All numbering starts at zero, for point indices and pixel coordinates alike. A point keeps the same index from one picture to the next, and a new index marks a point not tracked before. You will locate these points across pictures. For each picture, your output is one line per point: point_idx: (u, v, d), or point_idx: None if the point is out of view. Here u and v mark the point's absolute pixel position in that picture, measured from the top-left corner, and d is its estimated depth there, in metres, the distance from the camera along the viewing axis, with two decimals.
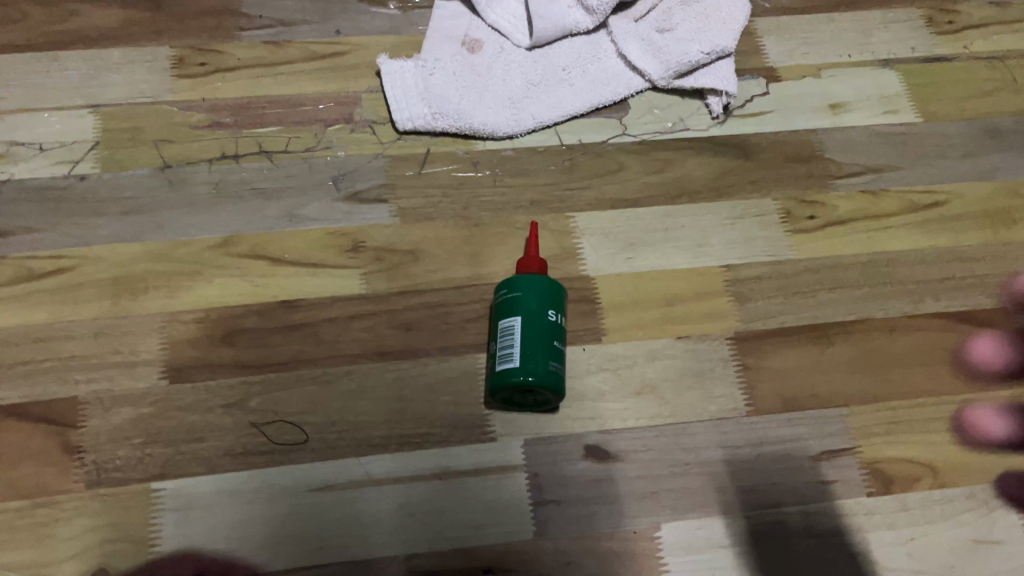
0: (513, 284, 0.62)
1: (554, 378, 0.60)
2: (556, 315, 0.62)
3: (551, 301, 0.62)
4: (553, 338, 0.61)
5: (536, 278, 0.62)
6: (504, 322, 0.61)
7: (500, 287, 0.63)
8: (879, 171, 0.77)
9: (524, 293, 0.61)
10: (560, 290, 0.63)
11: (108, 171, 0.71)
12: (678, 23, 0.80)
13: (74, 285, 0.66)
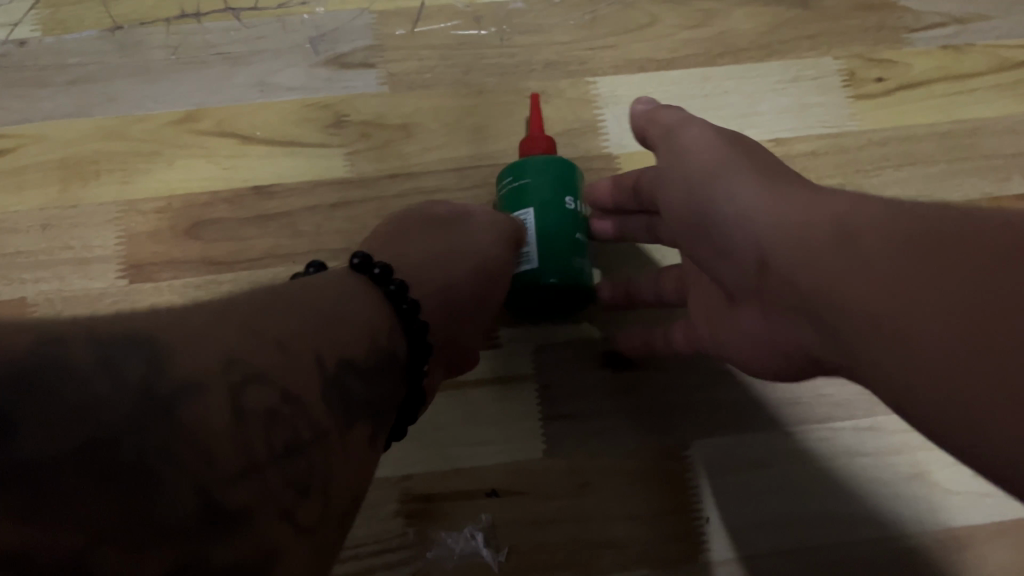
0: (520, 171, 0.51)
1: (580, 276, 0.51)
2: (575, 202, 0.52)
3: (567, 184, 0.51)
4: (575, 229, 0.51)
5: (546, 161, 0.51)
6: (515, 215, 0.51)
7: (505, 175, 0.53)
8: (966, 22, 0.64)
9: (534, 178, 0.51)
10: (575, 171, 0.52)
11: (49, 32, 0.61)
12: None
13: (18, 168, 0.58)
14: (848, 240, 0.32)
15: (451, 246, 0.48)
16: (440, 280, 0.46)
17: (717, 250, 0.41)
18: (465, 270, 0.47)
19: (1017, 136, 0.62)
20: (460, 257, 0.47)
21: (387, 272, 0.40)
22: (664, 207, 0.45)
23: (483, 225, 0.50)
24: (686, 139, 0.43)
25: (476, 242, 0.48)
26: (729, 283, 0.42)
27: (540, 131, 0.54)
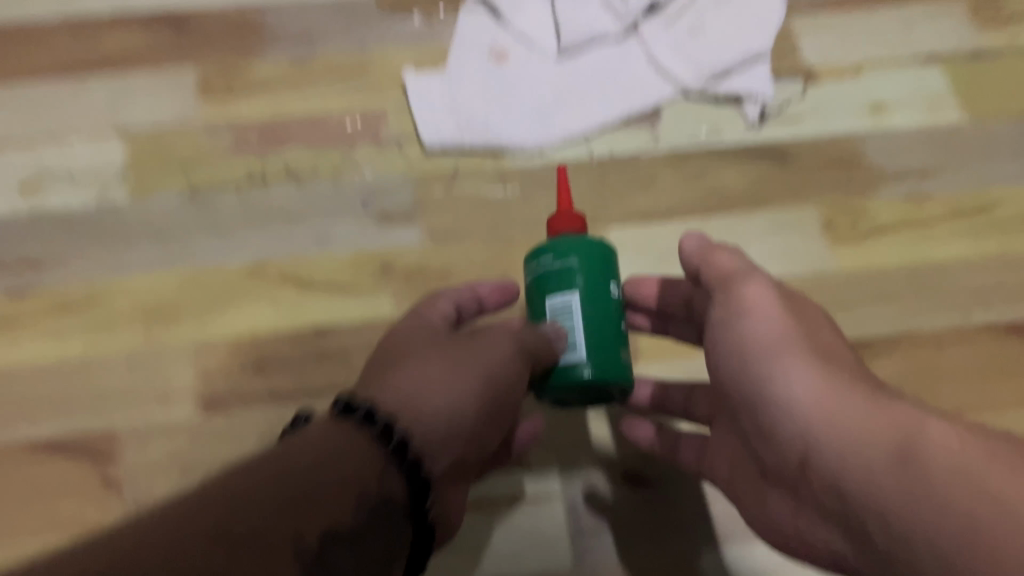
0: (564, 251, 0.53)
1: (618, 368, 0.53)
2: (614, 288, 0.54)
3: (609, 270, 0.54)
4: (616, 318, 0.54)
5: (591, 245, 0.53)
6: (556, 299, 0.53)
7: (542, 255, 0.54)
8: (924, 174, 0.75)
9: (580, 264, 0.53)
10: (613, 256, 0.55)
11: (138, 198, 0.71)
12: (711, 24, 0.79)
13: (108, 314, 0.67)
14: (911, 464, 0.40)
15: (463, 363, 0.51)
16: (447, 405, 0.48)
17: (767, 427, 0.48)
18: (473, 392, 0.50)
19: (976, 273, 0.71)
20: (469, 377, 0.50)
21: (373, 414, 0.45)
22: (719, 372, 0.51)
23: (500, 341, 0.52)
24: (751, 297, 0.50)
25: (485, 361, 0.51)
26: (773, 461, 0.49)
27: (569, 209, 0.56)
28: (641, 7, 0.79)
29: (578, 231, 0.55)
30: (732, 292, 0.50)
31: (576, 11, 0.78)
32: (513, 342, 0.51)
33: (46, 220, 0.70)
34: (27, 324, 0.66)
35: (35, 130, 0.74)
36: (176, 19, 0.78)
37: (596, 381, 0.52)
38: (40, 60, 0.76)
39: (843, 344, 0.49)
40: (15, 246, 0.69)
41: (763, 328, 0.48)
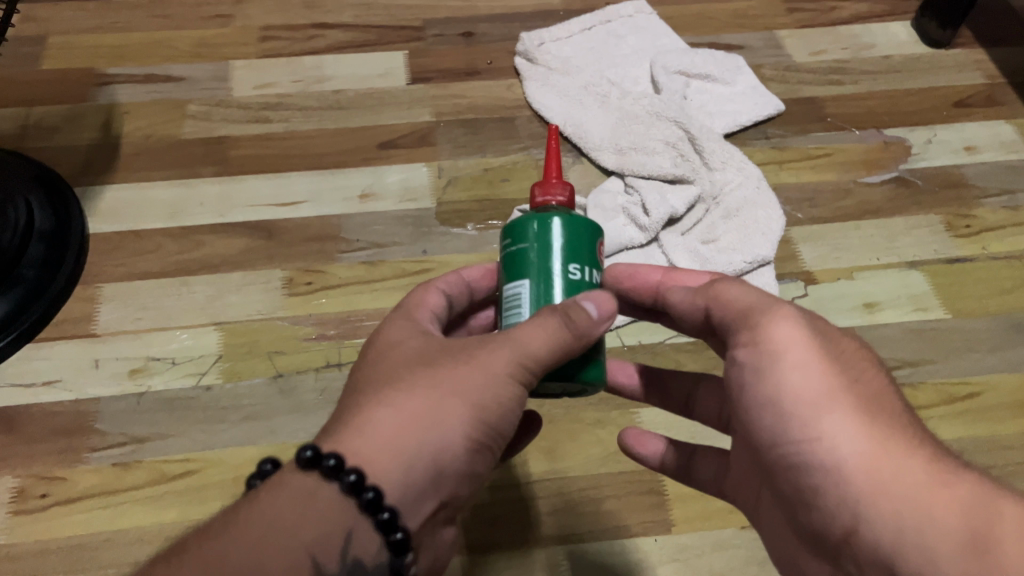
0: (523, 231, 0.51)
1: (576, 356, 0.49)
2: (580, 271, 0.51)
3: (574, 252, 0.51)
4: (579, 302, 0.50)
5: (553, 223, 0.51)
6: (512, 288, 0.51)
7: (507, 236, 0.52)
8: (915, 364, 0.86)
9: (535, 244, 0.51)
10: (590, 231, 0.52)
11: (229, 381, 0.83)
12: (720, 235, 0.94)
13: (200, 484, 0.77)
14: (979, 553, 0.41)
15: (451, 396, 0.46)
16: (432, 448, 0.45)
17: (814, 490, 0.48)
18: (459, 429, 0.46)
19: (970, 453, 0.80)
20: (458, 410, 0.46)
21: (341, 466, 0.42)
22: (755, 423, 0.52)
23: (494, 360, 0.47)
24: (780, 341, 0.50)
25: (474, 391, 0.47)
26: (815, 524, 0.49)
27: (558, 180, 0.54)
28: (661, 220, 0.92)
29: (562, 207, 0.54)
30: (769, 340, 0.50)
31: (605, 224, 0.93)
32: (520, 342, 0.47)
33: (149, 400, 0.81)
34: (132, 491, 0.77)
35: (143, 323, 0.86)
36: (267, 230, 0.93)
37: (555, 384, 0.50)
38: (152, 264, 0.91)
39: (882, 383, 0.49)
40: (123, 422, 0.80)
41: (810, 384, 0.48)
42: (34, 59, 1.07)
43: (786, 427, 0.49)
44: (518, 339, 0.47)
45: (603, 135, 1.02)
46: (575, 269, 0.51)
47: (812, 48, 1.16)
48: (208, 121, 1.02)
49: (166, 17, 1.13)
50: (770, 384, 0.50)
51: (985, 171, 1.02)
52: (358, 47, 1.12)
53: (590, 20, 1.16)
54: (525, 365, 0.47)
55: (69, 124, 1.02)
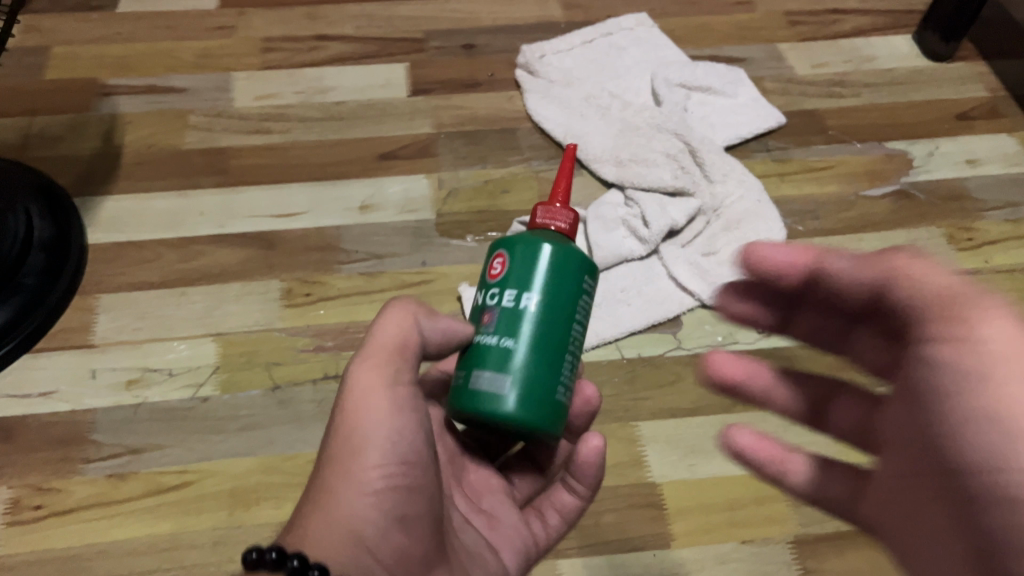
0: (507, 276, 0.51)
1: (539, 411, 0.49)
2: (561, 321, 0.50)
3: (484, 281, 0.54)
4: (552, 355, 0.49)
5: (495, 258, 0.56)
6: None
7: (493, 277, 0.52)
8: None
9: (516, 292, 0.50)
10: (491, 252, 0.53)
11: (227, 392, 0.82)
12: (721, 247, 0.94)
13: (196, 496, 0.77)
14: None
15: (342, 454, 0.49)
16: (345, 511, 0.48)
17: (989, 515, 0.40)
18: (359, 480, 0.49)
19: None
20: (352, 465, 0.49)
21: (283, 555, 0.44)
22: (932, 424, 0.43)
23: (356, 395, 0.50)
24: (996, 335, 0.41)
25: (370, 445, 0.49)
26: (976, 553, 0.41)
27: (562, 204, 0.54)
28: (661, 232, 0.92)
29: (562, 232, 0.53)
30: (971, 330, 0.41)
31: (605, 237, 0.92)
32: (382, 383, 0.50)
33: (147, 411, 0.81)
34: (128, 502, 0.76)
35: (141, 332, 0.86)
36: (267, 240, 0.93)
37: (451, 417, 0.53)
38: (151, 274, 0.90)
39: None
40: (120, 433, 0.80)
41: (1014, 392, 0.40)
42: (37, 70, 1.07)
43: (970, 432, 0.41)
44: (362, 367, 0.51)
45: (603, 147, 1.02)
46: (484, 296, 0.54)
47: (814, 61, 1.16)
48: (210, 132, 1.02)
49: (169, 29, 1.14)
50: (964, 382, 0.41)
51: (987, 184, 1.02)
52: (360, 59, 1.12)
53: (592, 32, 1.16)
54: (382, 381, 0.50)
55: (70, 134, 1.02)
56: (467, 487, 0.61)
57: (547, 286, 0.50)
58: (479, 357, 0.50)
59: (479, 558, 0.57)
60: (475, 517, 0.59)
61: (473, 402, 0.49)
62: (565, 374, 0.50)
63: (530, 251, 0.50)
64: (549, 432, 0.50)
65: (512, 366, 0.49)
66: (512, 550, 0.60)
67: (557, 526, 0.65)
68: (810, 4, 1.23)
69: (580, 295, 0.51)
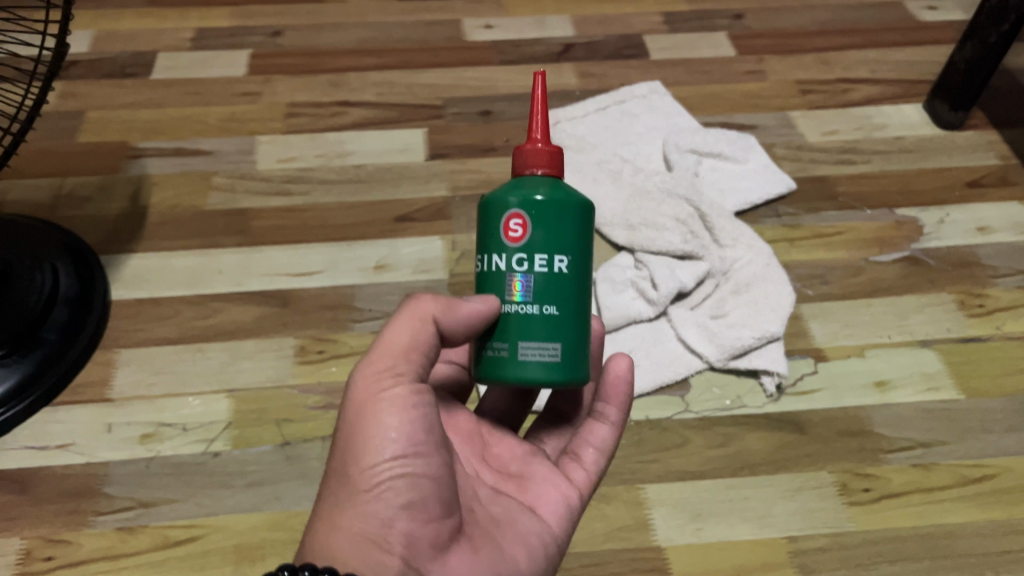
0: (491, 239, 0.53)
1: (546, 366, 0.52)
2: (547, 268, 0.52)
3: (483, 240, 0.54)
4: (544, 307, 0.52)
5: (480, 213, 0.55)
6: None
7: (482, 239, 0.55)
8: (928, 445, 0.85)
9: (502, 253, 0.53)
10: (497, 210, 0.53)
11: (238, 448, 0.84)
12: (729, 310, 0.94)
13: (202, 551, 0.78)
14: None
15: (342, 462, 0.51)
16: (347, 517, 0.49)
17: None
18: (356, 483, 0.50)
19: (982, 539, 0.79)
20: (350, 469, 0.50)
21: (293, 570, 0.46)
22: None
23: (360, 397, 0.51)
24: None
25: (368, 448, 0.50)
26: None
27: (544, 143, 0.55)
28: (669, 294, 0.93)
29: (548, 175, 0.55)
30: None
31: (614, 298, 0.94)
32: (382, 385, 0.51)
33: (158, 465, 0.82)
34: (135, 556, 0.77)
35: (157, 388, 0.88)
36: (283, 299, 0.96)
37: (475, 382, 0.54)
38: (169, 329, 0.93)
39: None
40: (133, 487, 0.81)
41: None
42: (71, 133, 1.12)
43: None
44: (368, 368, 0.52)
45: (613, 210, 1.04)
46: (485, 257, 0.54)
47: (824, 128, 1.18)
48: (233, 193, 1.06)
49: (198, 94, 1.19)
50: None
51: (999, 252, 1.02)
52: (380, 124, 1.16)
53: (605, 100, 1.19)
54: (386, 379, 0.52)
55: (100, 195, 1.06)
56: (489, 456, 0.62)
57: (576, 245, 0.53)
58: (523, 329, 0.52)
59: (515, 523, 0.56)
60: (505, 485, 0.60)
61: (535, 374, 0.52)
62: (555, 325, 0.52)
63: (559, 215, 0.52)
64: (555, 382, 0.53)
65: (558, 332, 0.52)
66: (553, 503, 0.60)
67: (595, 461, 0.65)
68: (821, 73, 1.26)
69: (547, 237, 0.52)
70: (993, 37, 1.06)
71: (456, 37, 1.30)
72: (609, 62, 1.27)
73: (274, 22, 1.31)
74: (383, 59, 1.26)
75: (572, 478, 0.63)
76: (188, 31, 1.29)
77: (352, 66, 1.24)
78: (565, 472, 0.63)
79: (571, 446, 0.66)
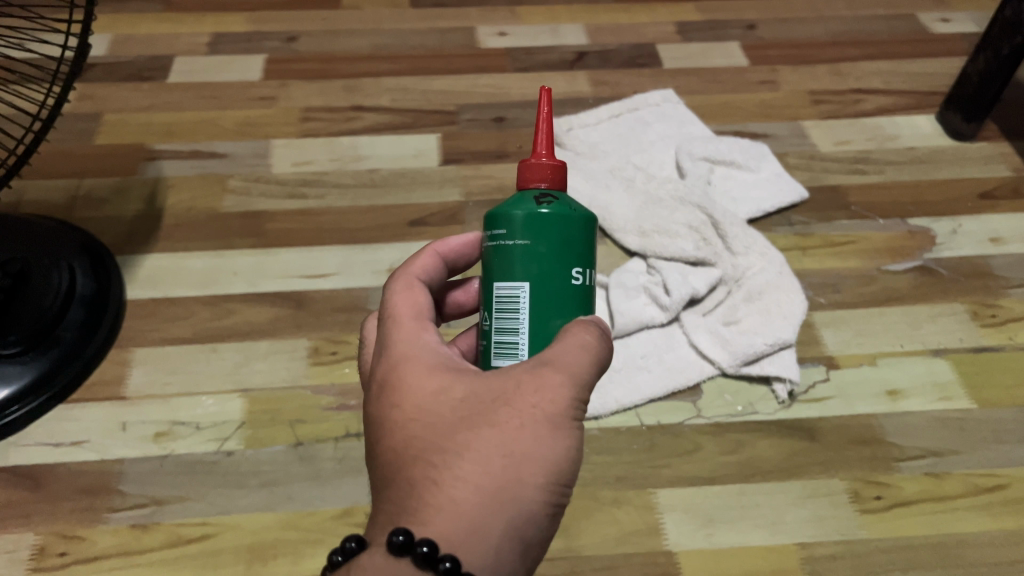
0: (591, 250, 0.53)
1: None
2: None
3: (582, 254, 0.52)
4: None
5: (558, 223, 0.51)
6: (508, 286, 0.52)
7: (579, 253, 0.52)
8: (940, 454, 0.85)
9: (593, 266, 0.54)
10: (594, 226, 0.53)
11: (250, 447, 0.84)
12: (742, 317, 0.95)
13: (215, 549, 0.78)
14: None
15: (519, 463, 0.45)
16: (517, 523, 0.45)
17: None
18: (535, 494, 0.45)
19: (995, 548, 0.79)
20: (536, 479, 0.45)
21: (411, 540, 0.42)
22: None
23: (555, 411, 0.47)
24: None
25: (552, 467, 0.46)
26: None
27: (548, 158, 0.54)
28: (681, 300, 0.94)
29: (551, 188, 0.53)
30: None
31: (627, 303, 0.95)
32: (572, 404, 0.48)
33: (171, 463, 0.83)
34: (148, 553, 0.77)
35: (172, 387, 0.89)
36: (297, 300, 0.96)
37: None
38: (183, 330, 0.93)
39: None
40: (147, 484, 0.81)
41: None
42: (89, 135, 1.13)
43: None
44: (566, 381, 0.47)
45: (627, 216, 1.04)
46: (580, 272, 0.52)
47: (837, 138, 1.18)
48: (248, 196, 1.07)
49: (214, 98, 1.20)
50: None
51: (1011, 262, 1.02)
52: (394, 129, 1.17)
53: (618, 108, 1.20)
54: (576, 404, 0.48)
55: (116, 196, 1.07)
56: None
57: None
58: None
59: None
60: None
61: None
62: None
63: None
64: None
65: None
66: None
67: None
68: (834, 84, 1.26)
69: None
70: (1006, 49, 1.07)
71: (471, 44, 1.31)
72: (623, 71, 1.28)
73: (289, 28, 1.32)
74: (398, 66, 1.27)
75: None
76: (204, 35, 1.30)
77: (367, 72, 1.25)
78: None
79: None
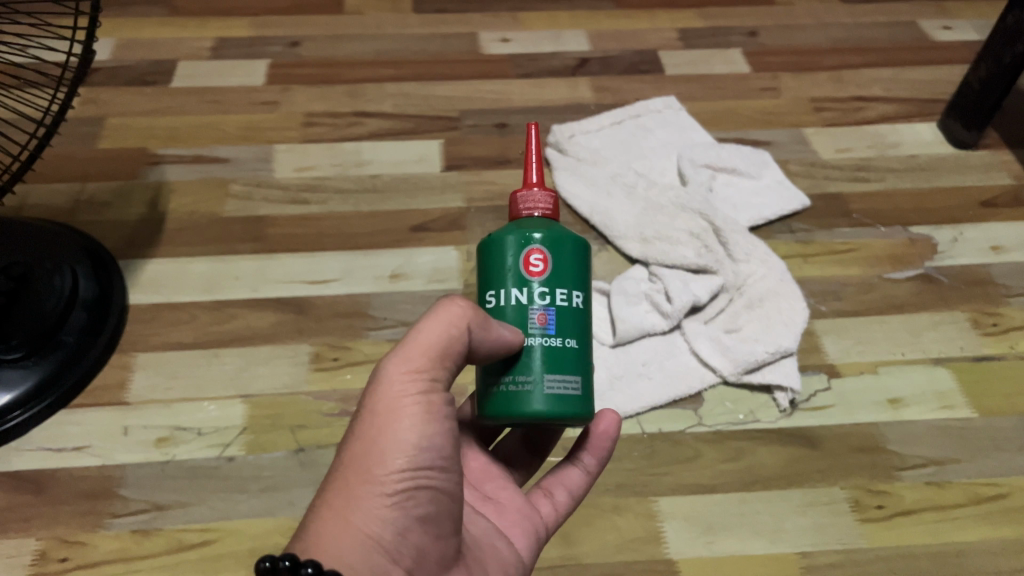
0: (504, 269, 0.53)
1: (566, 400, 0.52)
2: (563, 299, 0.53)
3: (493, 274, 0.54)
4: (563, 339, 0.53)
5: (481, 251, 0.56)
6: None
7: (489, 274, 0.54)
8: (941, 463, 0.85)
9: (518, 285, 0.53)
10: (512, 244, 0.53)
11: (252, 453, 0.84)
12: (743, 325, 0.95)
13: (216, 554, 0.78)
14: None
15: (360, 458, 0.50)
16: (362, 515, 0.49)
17: None
18: (378, 484, 0.50)
19: (996, 558, 0.79)
20: (372, 472, 0.50)
21: (274, 560, 0.46)
22: None
23: (389, 398, 0.51)
24: None
25: (394, 455, 0.50)
26: None
27: (540, 187, 0.56)
28: (682, 307, 0.94)
29: (546, 217, 0.56)
30: None
31: (627, 311, 0.95)
32: (413, 389, 0.51)
33: (173, 468, 0.83)
34: (149, 558, 0.78)
35: (173, 392, 0.89)
36: (299, 306, 0.96)
37: (485, 420, 0.53)
38: (185, 334, 0.94)
39: None
40: (148, 490, 0.82)
41: None
42: (91, 139, 1.14)
43: None
44: (400, 365, 0.52)
45: (628, 223, 1.04)
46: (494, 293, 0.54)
47: (838, 145, 1.18)
48: (250, 201, 1.07)
49: (217, 102, 1.20)
50: None
51: (1012, 270, 1.02)
52: (397, 135, 1.17)
53: (620, 114, 1.20)
54: (417, 383, 0.51)
55: (119, 200, 1.07)
56: (467, 476, 0.65)
57: (585, 279, 0.55)
58: (547, 359, 0.52)
59: (492, 546, 0.58)
60: (480, 505, 0.62)
61: (553, 406, 0.51)
62: (568, 357, 0.53)
63: (572, 248, 0.53)
64: (571, 417, 0.52)
65: (577, 365, 0.53)
66: (523, 533, 0.62)
67: (565, 502, 0.66)
68: (835, 92, 1.26)
69: (563, 270, 0.53)
70: (1007, 57, 1.07)
71: (473, 49, 1.31)
72: (624, 77, 1.28)
73: (292, 33, 1.33)
74: (400, 71, 1.27)
75: (539, 512, 0.64)
76: (207, 40, 1.30)
77: (369, 77, 1.26)
78: (532, 505, 0.64)
79: (546, 481, 0.67)
